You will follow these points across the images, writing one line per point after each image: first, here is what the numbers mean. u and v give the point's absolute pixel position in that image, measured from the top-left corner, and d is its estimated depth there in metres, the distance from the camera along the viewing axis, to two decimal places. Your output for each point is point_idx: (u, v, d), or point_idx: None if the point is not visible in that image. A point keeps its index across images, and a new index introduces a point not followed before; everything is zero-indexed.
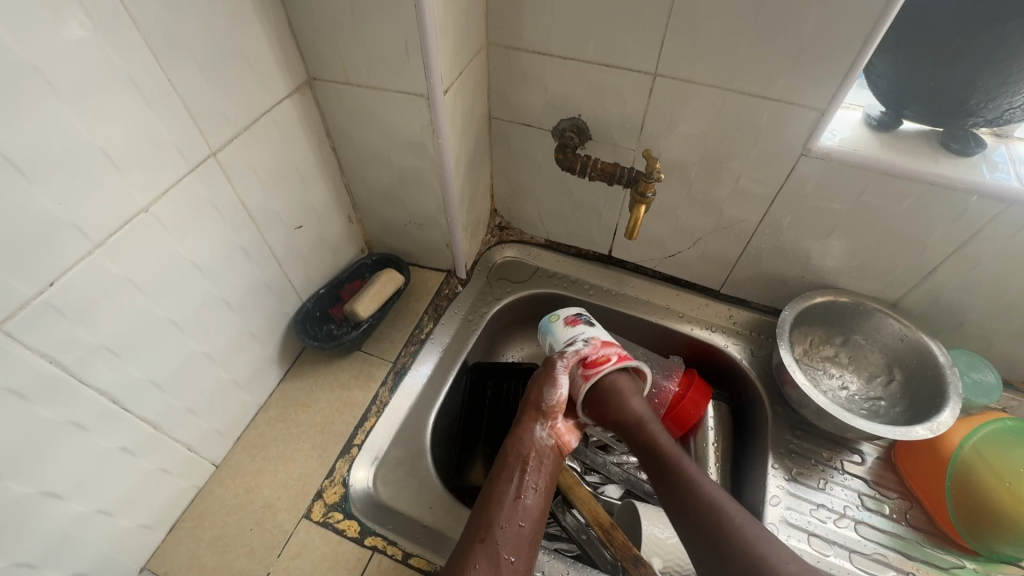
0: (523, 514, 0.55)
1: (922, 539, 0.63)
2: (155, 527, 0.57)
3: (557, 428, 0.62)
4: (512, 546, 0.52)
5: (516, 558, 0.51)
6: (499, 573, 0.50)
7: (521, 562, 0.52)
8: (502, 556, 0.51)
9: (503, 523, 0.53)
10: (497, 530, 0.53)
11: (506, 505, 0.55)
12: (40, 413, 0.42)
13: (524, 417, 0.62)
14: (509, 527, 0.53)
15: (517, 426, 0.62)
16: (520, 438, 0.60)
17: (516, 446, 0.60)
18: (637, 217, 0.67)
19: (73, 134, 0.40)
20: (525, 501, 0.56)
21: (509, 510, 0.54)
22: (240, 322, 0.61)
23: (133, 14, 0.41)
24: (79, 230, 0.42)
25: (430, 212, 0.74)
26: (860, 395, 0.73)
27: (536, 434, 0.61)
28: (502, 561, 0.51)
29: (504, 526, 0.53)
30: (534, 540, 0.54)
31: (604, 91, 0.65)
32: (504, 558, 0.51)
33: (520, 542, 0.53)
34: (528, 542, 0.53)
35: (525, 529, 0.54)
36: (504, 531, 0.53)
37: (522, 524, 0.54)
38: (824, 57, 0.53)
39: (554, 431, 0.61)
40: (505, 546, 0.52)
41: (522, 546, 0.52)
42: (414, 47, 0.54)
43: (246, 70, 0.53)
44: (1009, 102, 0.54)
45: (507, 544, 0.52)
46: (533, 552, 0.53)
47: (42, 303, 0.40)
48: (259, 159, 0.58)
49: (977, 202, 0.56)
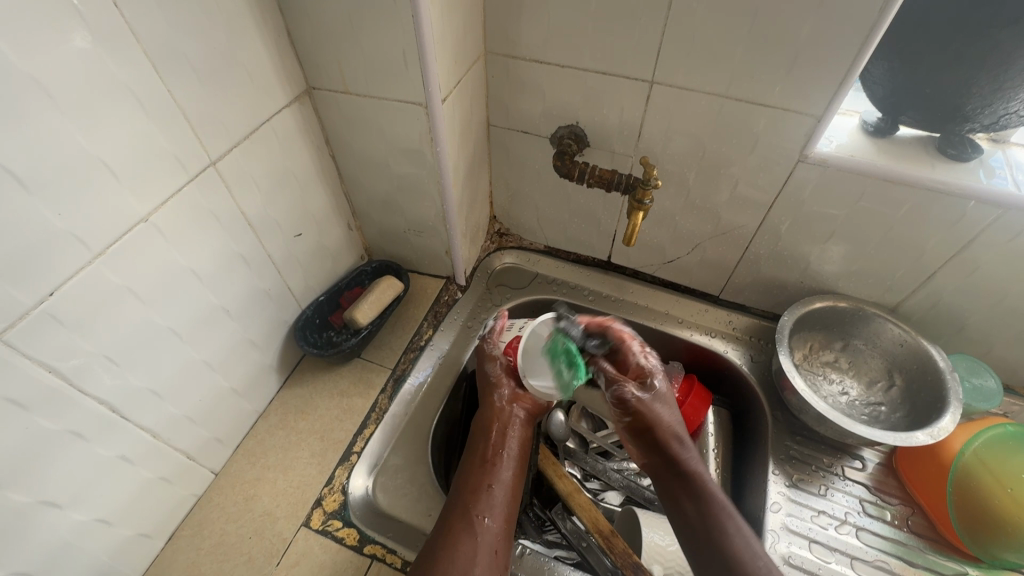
0: (494, 480, 0.57)
1: (924, 545, 0.63)
2: (154, 535, 0.57)
3: (522, 396, 0.63)
4: (486, 509, 0.54)
5: (492, 520, 0.53)
6: (476, 536, 0.51)
7: (497, 524, 0.54)
8: (477, 519, 0.53)
9: (474, 490, 0.56)
10: (469, 495, 0.55)
11: (477, 471, 0.58)
12: (40, 422, 0.42)
13: (483, 396, 0.65)
14: (481, 492, 0.56)
15: (484, 402, 0.64)
16: (487, 411, 0.63)
17: (483, 420, 0.63)
18: (635, 224, 0.67)
19: (72, 145, 0.40)
20: (496, 468, 0.58)
21: (479, 476, 0.57)
22: (240, 329, 0.62)
23: (132, 26, 0.41)
24: (79, 240, 0.42)
25: (429, 219, 0.75)
26: (861, 400, 0.72)
27: (497, 405, 0.62)
28: (478, 523, 0.53)
29: (476, 492, 0.56)
30: (508, 505, 0.56)
31: (602, 99, 0.66)
32: (478, 519, 0.53)
33: (495, 506, 0.55)
34: (502, 506, 0.56)
35: (498, 495, 0.56)
36: (477, 496, 0.55)
37: (492, 490, 0.56)
38: (820, 65, 0.53)
39: (516, 398, 0.63)
40: (480, 510, 0.54)
41: (497, 509, 0.55)
42: (412, 56, 0.54)
43: (245, 80, 0.53)
44: (1005, 108, 0.54)
45: (480, 508, 0.54)
46: (507, 516, 0.55)
47: (41, 313, 0.40)
48: (258, 167, 0.58)
49: (975, 207, 0.56)
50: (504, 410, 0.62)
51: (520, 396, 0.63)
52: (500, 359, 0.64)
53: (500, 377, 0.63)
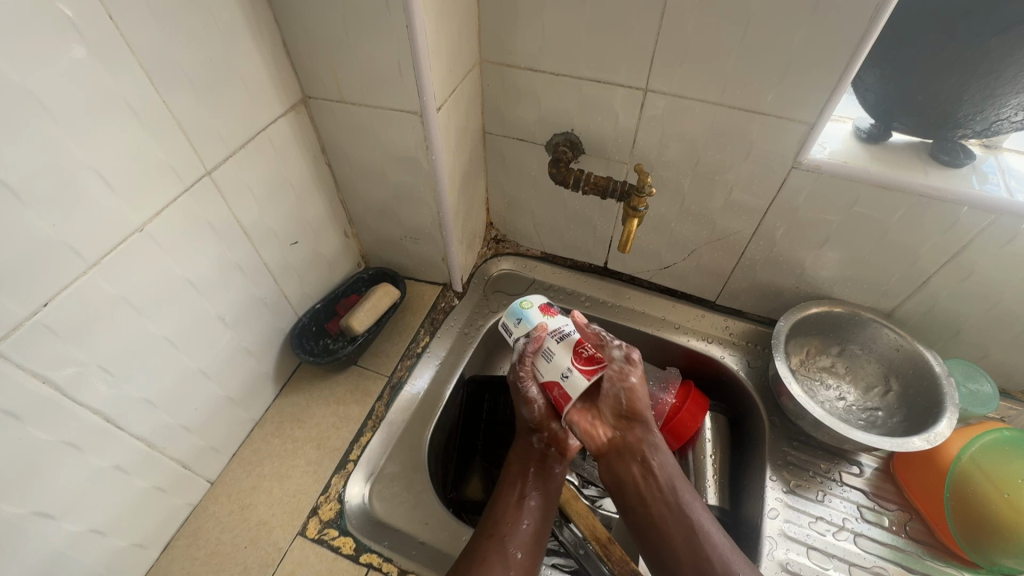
0: (529, 513, 0.57)
1: (922, 551, 0.63)
2: (149, 545, 0.57)
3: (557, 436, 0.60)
4: (518, 542, 0.54)
5: (523, 554, 0.54)
6: (508, 568, 0.52)
7: (527, 558, 0.54)
8: (510, 553, 0.53)
9: (511, 522, 0.56)
10: (505, 528, 0.55)
11: (514, 504, 0.57)
12: (34, 433, 0.42)
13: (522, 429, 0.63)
14: (515, 525, 0.56)
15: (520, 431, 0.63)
16: (526, 441, 0.62)
17: (522, 451, 0.62)
18: (630, 231, 0.67)
19: (68, 156, 0.40)
20: (531, 501, 0.58)
21: (515, 509, 0.57)
22: (237, 337, 0.62)
23: (128, 38, 0.42)
24: (74, 250, 0.42)
25: (425, 227, 0.75)
26: (857, 405, 0.72)
27: (537, 442, 0.61)
28: (511, 557, 0.53)
29: (510, 525, 0.56)
30: (539, 538, 0.56)
31: (596, 106, 0.66)
32: (512, 552, 0.53)
33: (526, 540, 0.55)
34: (533, 540, 0.55)
35: (531, 529, 0.56)
36: (512, 528, 0.55)
37: (527, 524, 0.56)
38: (812, 72, 0.53)
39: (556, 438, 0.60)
40: (513, 543, 0.54)
41: (527, 542, 0.55)
42: (407, 65, 0.55)
43: (241, 89, 0.53)
44: (997, 114, 0.54)
45: (513, 540, 0.54)
46: (539, 550, 0.55)
47: (36, 324, 0.41)
48: (254, 176, 0.58)
49: (968, 213, 0.57)
50: (540, 445, 0.61)
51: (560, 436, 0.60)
52: (537, 404, 0.58)
53: (540, 421, 0.60)
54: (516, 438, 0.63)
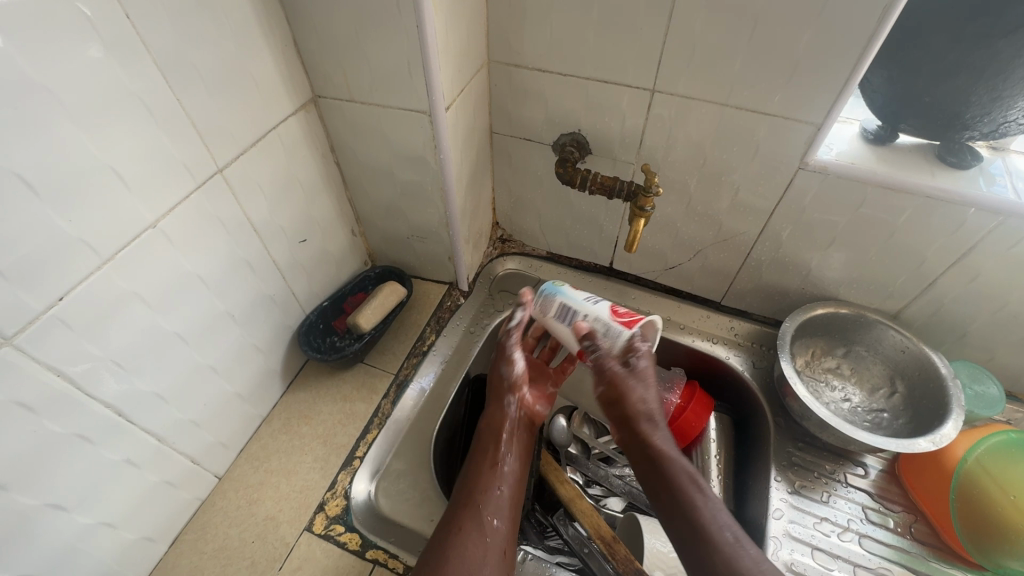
0: (502, 481, 0.58)
1: (927, 553, 0.63)
2: (158, 539, 0.57)
3: (525, 401, 0.64)
4: (494, 510, 0.55)
5: (499, 521, 0.54)
6: (485, 535, 0.52)
7: (503, 524, 0.54)
8: (487, 520, 0.53)
9: (484, 489, 0.56)
10: (480, 496, 0.55)
11: (486, 472, 0.58)
12: (48, 425, 0.43)
13: (490, 399, 0.65)
14: (489, 492, 0.56)
15: (491, 401, 0.65)
16: (495, 408, 0.64)
17: (491, 420, 0.63)
18: (637, 231, 0.68)
19: (84, 153, 0.41)
20: (504, 468, 0.59)
21: (489, 477, 0.58)
22: (245, 334, 0.62)
23: (143, 37, 0.42)
24: (89, 246, 0.43)
25: (432, 226, 0.75)
26: (863, 406, 0.72)
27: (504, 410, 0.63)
28: (488, 524, 0.53)
29: (485, 492, 0.56)
30: (513, 504, 0.57)
31: (603, 106, 0.66)
32: (488, 519, 0.53)
33: (501, 506, 0.55)
34: (507, 506, 0.56)
35: (504, 495, 0.57)
36: (486, 495, 0.56)
37: (500, 490, 0.57)
38: (820, 74, 0.54)
39: (525, 404, 0.64)
40: (489, 510, 0.54)
41: (503, 510, 0.55)
42: (416, 65, 0.55)
43: (253, 88, 0.54)
44: (1004, 115, 0.55)
45: (489, 507, 0.54)
46: (513, 516, 0.56)
47: (51, 318, 0.41)
48: (264, 174, 0.59)
49: (975, 215, 0.57)
50: (507, 414, 0.63)
51: (530, 404, 0.65)
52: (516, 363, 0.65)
53: (516, 384, 0.64)
54: (484, 410, 0.65)
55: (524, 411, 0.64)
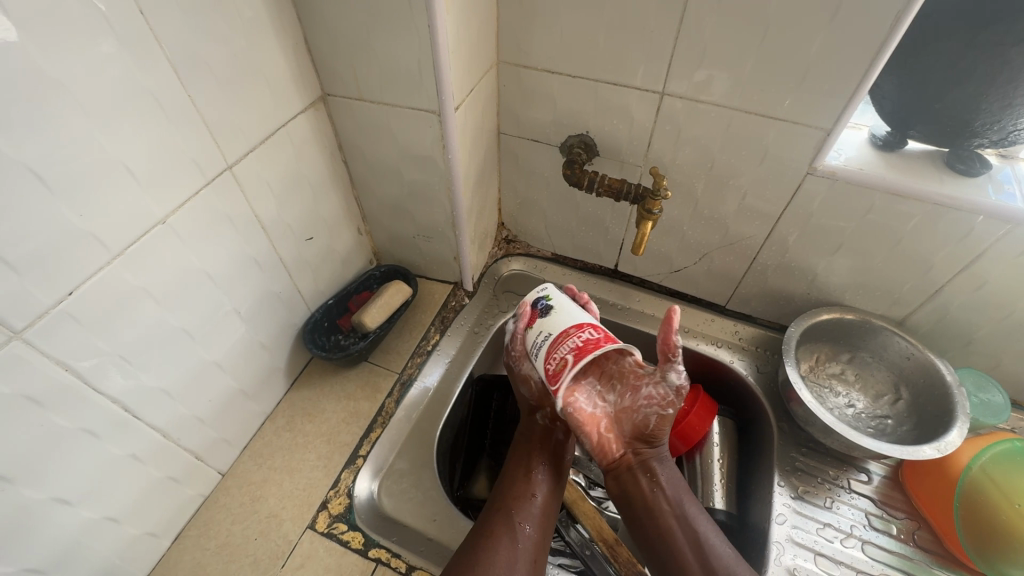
0: (537, 487, 0.58)
1: (930, 560, 0.63)
2: (161, 534, 0.57)
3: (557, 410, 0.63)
4: (528, 515, 0.55)
5: (531, 528, 0.55)
6: (516, 541, 0.53)
7: (536, 531, 0.55)
8: (518, 526, 0.54)
9: (518, 495, 0.57)
10: (514, 502, 0.56)
11: (522, 480, 0.59)
12: (55, 420, 0.43)
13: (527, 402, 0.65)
14: (525, 498, 0.57)
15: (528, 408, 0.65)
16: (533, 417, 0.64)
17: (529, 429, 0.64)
18: (644, 233, 0.68)
19: (96, 148, 0.41)
20: (540, 475, 0.59)
21: (524, 485, 0.58)
22: (251, 330, 0.62)
23: (157, 33, 0.42)
24: (99, 241, 0.43)
25: (439, 226, 0.75)
26: (867, 413, 0.72)
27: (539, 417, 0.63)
28: (519, 529, 0.54)
29: (520, 498, 0.57)
30: (547, 512, 0.57)
31: (611, 109, 0.66)
32: (520, 526, 0.54)
33: (536, 514, 0.56)
34: (542, 514, 0.56)
35: (540, 503, 0.57)
36: (519, 502, 0.56)
37: (536, 498, 0.57)
38: (830, 79, 0.53)
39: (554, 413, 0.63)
40: (521, 517, 0.55)
41: (536, 517, 0.56)
42: (427, 65, 0.55)
43: (263, 84, 0.54)
44: (1013, 124, 0.55)
45: (521, 514, 0.55)
46: (547, 525, 0.56)
47: (59, 312, 0.41)
48: (273, 172, 0.59)
49: (983, 222, 0.57)
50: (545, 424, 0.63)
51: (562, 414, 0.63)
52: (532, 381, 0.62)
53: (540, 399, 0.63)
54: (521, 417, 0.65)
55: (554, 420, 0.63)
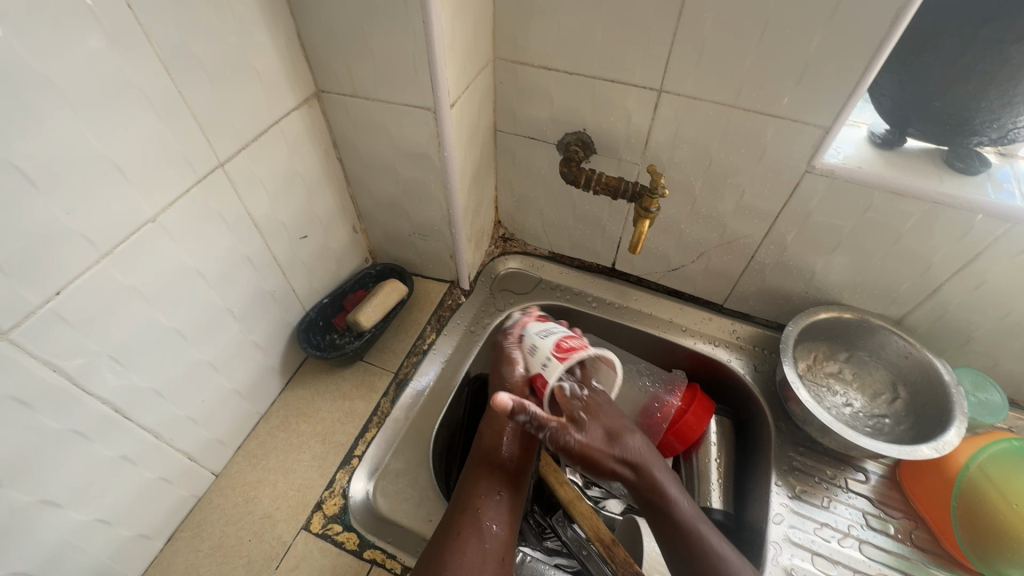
0: (501, 484, 0.58)
1: (927, 560, 0.62)
2: (154, 535, 0.57)
3: None
4: (493, 515, 0.55)
5: (498, 527, 0.54)
6: (483, 541, 0.53)
7: (502, 530, 0.55)
8: (485, 524, 0.54)
9: (482, 494, 0.56)
10: (478, 501, 0.56)
11: (485, 477, 0.58)
12: (43, 421, 0.42)
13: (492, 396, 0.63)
14: (488, 498, 0.56)
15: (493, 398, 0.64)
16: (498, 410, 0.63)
17: (492, 424, 0.62)
18: (641, 232, 0.67)
19: (84, 145, 0.40)
20: (504, 471, 0.59)
21: (488, 483, 0.57)
22: (244, 330, 0.62)
23: (145, 27, 0.41)
24: (87, 239, 0.42)
25: (434, 224, 0.75)
26: (865, 412, 0.72)
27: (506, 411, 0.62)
28: (486, 529, 0.54)
29: (483, 498, 0.56)
30: (512, 509, 0.57)
31: (609, 106, 0.66)
32: (486, 525, 0.54)
33: (501, 512, 0.56)
34: (508, 511, 0.56)
35: (505, 501, 0.57)
36: (484, 501, 0.56)
37: (500, 496, 0.57)
38: (829, 76, 0.53)
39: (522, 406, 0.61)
40: (487, 516, 0.55)
41: (503, 515, 0.56)
42: (422, 61, 0.55)
43: (256, 81, 0.53)
44: (1013, 122, 0.54)
45: (487, 513, 0.55)
46: (512, 523, 0.56)
47: (47, 312, 0.40)
48: (266, 169, 0.58)
49: (983, 221, 0.56)
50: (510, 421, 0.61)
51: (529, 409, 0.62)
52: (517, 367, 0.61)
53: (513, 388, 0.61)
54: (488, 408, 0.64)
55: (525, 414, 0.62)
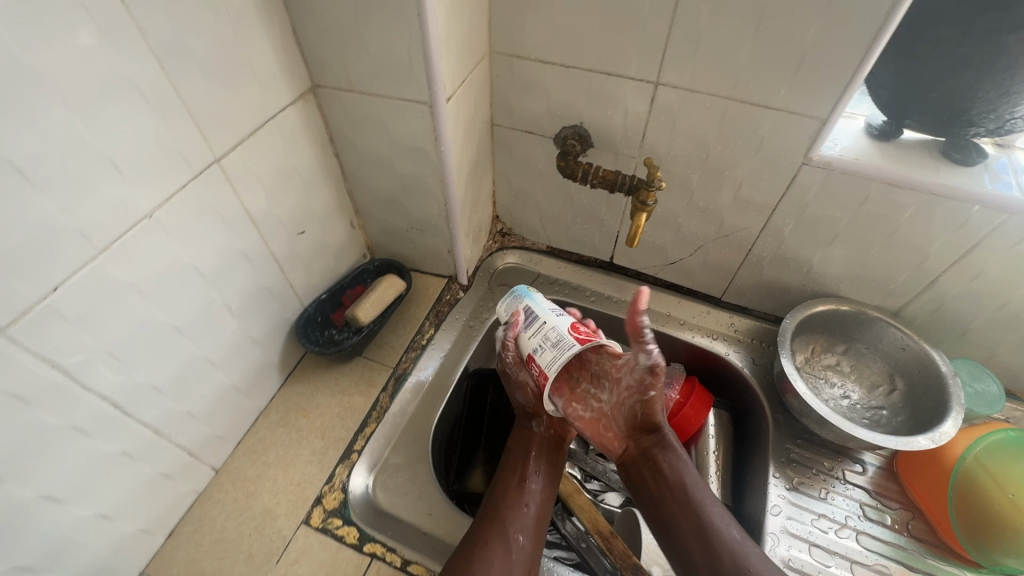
0: (531, 497, 0.59)
1: (924, 550, 0.63)
2: (155, 531, 0.57)
3: (553, 419, 0.65)
4: (520, 527, 0.55)
5: (525, 539, 0.55)
6: (510, 554, 0.53)
7: (530, 542, 0.55)
8: (512, 537, 0.54)
9: (512, 506, 0.57)
10: (507, 514, 0.56)
11: (514, 490, 0.59)
12: (42, 417, 0.42)
13: (519, 415, 0.67)
14: (516, 510, 0.57)
15: (522, 412, 0.67)
16: (526, 430, 0.65)
17: (519, 442, 0.64)
18: (638, 225, 0.67)
19: (79, 140, 0.40)
20: (532, 485, 0.60)
21: (517, 496, 0.58)
22: (242, 326, 0.62)
23: (138, 22, 0.41)
24: (83, 235, 0.42)
25: (432, 218, 0.75)
26: (862, 404, 0.72)
27: (533, 428, 0.65)
28: (514, 542, 0.54)
29: (511, 509, 0.57)
30: (541, 522, 0.58)
31: (605, 99, 0.66)
32: (514, 538, 0.54)
33: (529, 524, 0.56)
34: (535, 523, 0.57)
35: (533, 513, 0.58)
36: (513, 513, 0.57)
37: (529, 508, 0.58)
38: (825, 68, 0.53)
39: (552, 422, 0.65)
40: (514, 528, 0.55)
41: (530, 527, 0.56)
42: (417, 55, 0.54)
43: (251, 75, 0.53)
44: (1011, 113, 0.54)
45: (514, 525, 0.55)
46: (540, 535, 0.56)
47: (45, 308, 0.41)
48: (262, 164, 0.58)
49: (979, 212, 0.56)
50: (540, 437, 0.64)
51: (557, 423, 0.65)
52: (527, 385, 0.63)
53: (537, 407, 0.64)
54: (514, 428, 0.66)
55: (553, 429, 0.65)
